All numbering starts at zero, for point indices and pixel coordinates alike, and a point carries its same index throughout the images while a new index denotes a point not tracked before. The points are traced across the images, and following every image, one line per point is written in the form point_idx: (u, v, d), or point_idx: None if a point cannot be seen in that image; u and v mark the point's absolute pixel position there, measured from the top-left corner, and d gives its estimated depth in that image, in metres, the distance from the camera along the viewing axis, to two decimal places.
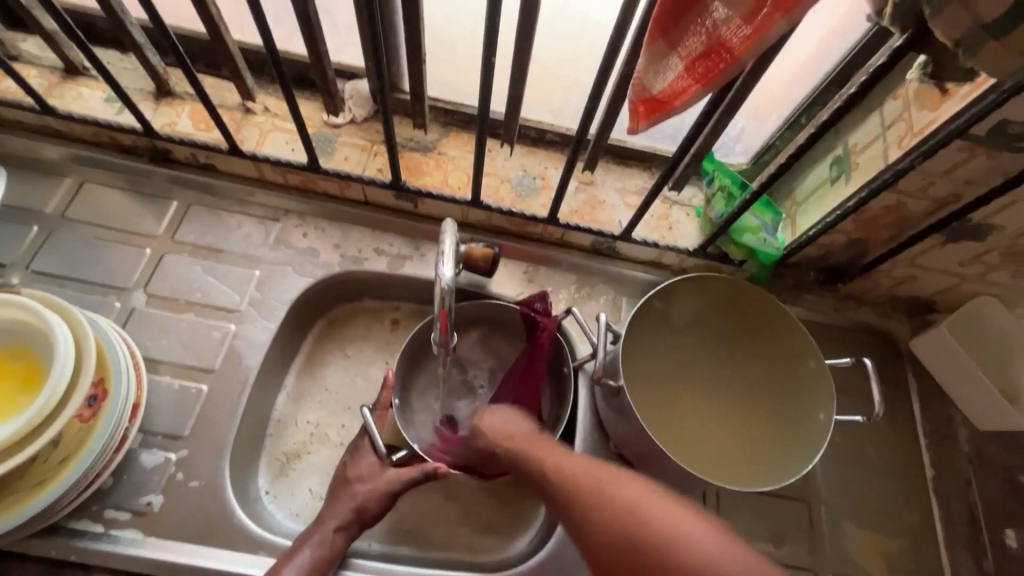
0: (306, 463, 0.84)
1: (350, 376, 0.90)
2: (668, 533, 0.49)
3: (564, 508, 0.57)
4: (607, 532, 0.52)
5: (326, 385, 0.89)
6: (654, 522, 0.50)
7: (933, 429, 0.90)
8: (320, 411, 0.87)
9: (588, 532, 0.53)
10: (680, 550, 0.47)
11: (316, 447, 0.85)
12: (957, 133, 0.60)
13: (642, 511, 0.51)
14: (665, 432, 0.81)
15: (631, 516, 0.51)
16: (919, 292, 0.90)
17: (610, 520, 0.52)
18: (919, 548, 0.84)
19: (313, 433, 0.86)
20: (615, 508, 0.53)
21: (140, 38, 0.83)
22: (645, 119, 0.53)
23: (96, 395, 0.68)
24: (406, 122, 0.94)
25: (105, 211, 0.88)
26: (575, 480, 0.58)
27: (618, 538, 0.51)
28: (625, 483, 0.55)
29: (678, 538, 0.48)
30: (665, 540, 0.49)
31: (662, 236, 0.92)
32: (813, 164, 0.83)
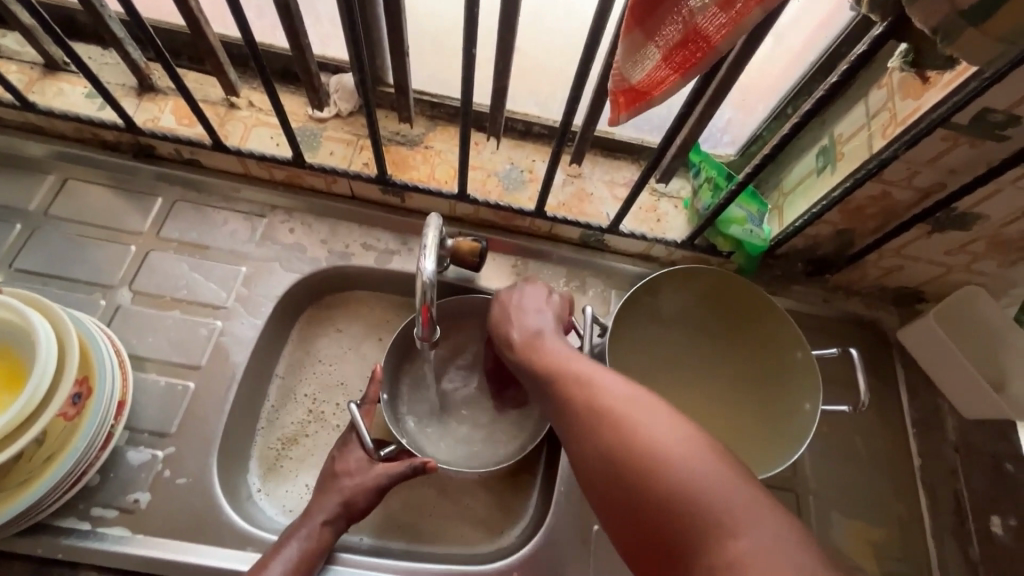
0: (305, 449, 0.85)
1: (342, 350, 0.91)
2: (659, 450, 0.48)
3: (563, 415, 0.57)
4: (599, 443, 0.52)
5: (319, 358, 0.90)
6: (647, 436, 0.49)
7: (921, 418, 0.90)
8: (314, 384, 0.89)
9: (581, 443, 0.54)
10: (669, 467, 0.47)
11: (314, 428, 0.86)
12: (939, 121, 0.60)
13: (636, 425, 0.51)
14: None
15: (624, 430, 0.51)
16: (907, 283, 0.91)
17: (604, 431, 0.52)
18: (906, 536, 0.84)
19: (309, 412, 0.87)
20: (610, 419, 0.52)
21: (120, 33, 0.82)
22: (626, 110, 0.53)
23: (80, 393, 0.67)
24: (392, 116, 0.94)
25: (89, 208, 0.88)
26: (576, 388, 0.57)
27: (608, 451, 0.51)
28: (624, 396, 0.54)
29: (668, 457, 0.48)
30: (654, 455, 0.48)
31: (650, 229, 0.92)
32: (801, 154, 0.83)
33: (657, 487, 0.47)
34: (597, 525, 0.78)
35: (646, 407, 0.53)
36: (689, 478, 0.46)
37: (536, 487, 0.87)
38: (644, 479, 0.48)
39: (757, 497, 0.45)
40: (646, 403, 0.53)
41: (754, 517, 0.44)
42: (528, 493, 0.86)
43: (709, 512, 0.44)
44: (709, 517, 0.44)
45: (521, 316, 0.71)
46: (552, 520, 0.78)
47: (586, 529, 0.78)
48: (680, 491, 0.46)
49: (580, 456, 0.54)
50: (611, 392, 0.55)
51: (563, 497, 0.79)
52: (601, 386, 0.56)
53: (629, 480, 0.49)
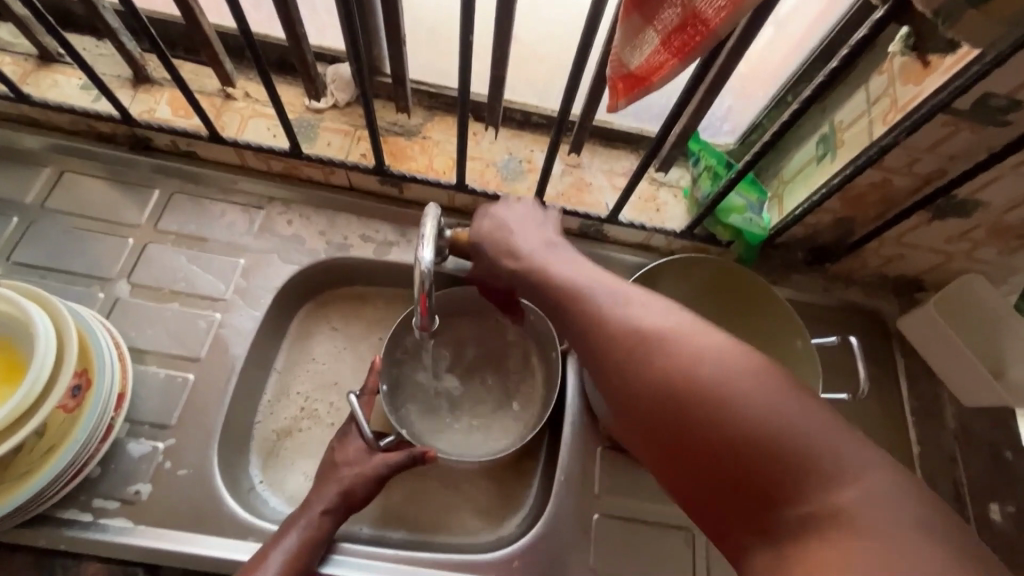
0: (299, 441, 0.84)
1: (339, 346, 0.91)
2: (733, 389, 0.44)
3: (614, 354, 0.51)
4: (664, 385, 0.47)
5: (315, 355, 0.90)
6: (722, 375, 0.45)
7: (921, 406, 0.90)
8: (309, 382, 0.88)
9: (641, 386, 0.48)
10: (749, 406, 0.43)
11: (308, 424, 0.85)
12: (940, 108, 0.60)
13: (705, 367, 0.46)
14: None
15: (689, 371, 0.46)
16: (907, 271, 0.90)
17: (671, 373, 0.47)
18: None
19: (304, 409, 0.86)
20: (676, 360, 0.47)
21: (114, 23, 0.81)
22: (624, 96, 0.53)
23: (80, 385, 0.68)
24: (390, 106, 0.93)
25: (86, 200, 0.87)
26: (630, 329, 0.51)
27: (676, 393, 0.46)
28: (683, 332, 0.49)
29: (743, 394, 0.44)
30: (728, 395, 0.44)
31: (649, 219, 0.91)
32: (801, 142, 0.82)
33: (733, 427, 0.43)
34: (597, 513, 0.79)
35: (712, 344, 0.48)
36: (770, 417, 0.42)
37: (536, 477, 0.87)
38: (722, 421, 0.44)
39: (843, 433, 0.42)
40: (712, 340, 0.48)
41: (834, 448, 0.41)
42: (528, 483, 0.87)
43: (794, 450, 0.41)
44: (800, 454, 0.41)
45: (518, 237, 0.70)
46: (552, 509, 0.78)
47: (586, 517, 0.78)
48: (764, 431, 0.42)
49: (640, 400, 0.48)
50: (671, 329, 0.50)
51: (563, 486, 0.79)
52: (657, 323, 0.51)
53: (703, 423, 0.44)
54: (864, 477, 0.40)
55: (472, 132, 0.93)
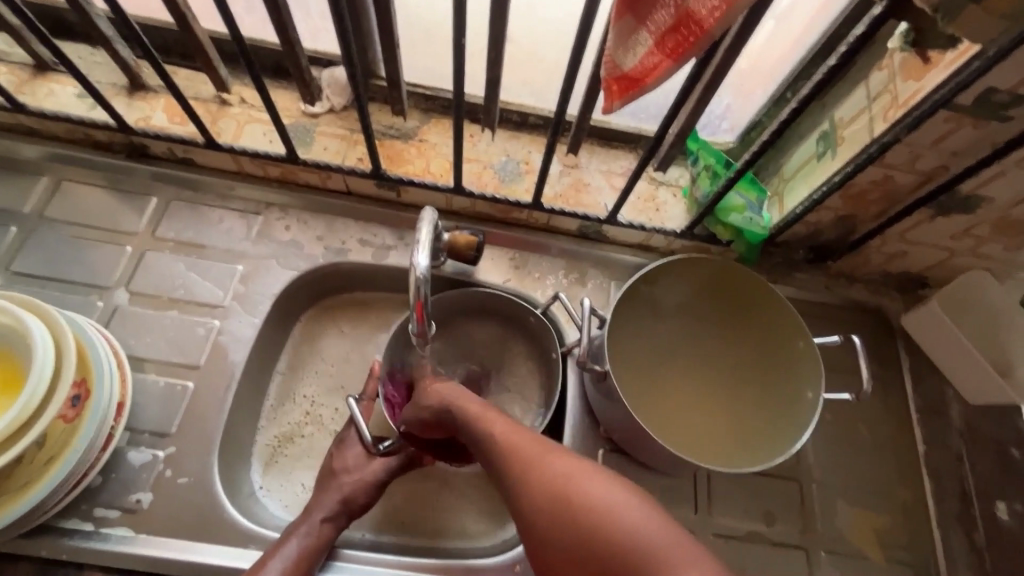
0: (299, 448, 0.85)
1: (346, 349, 0.91)
2: (597, 511, 0.48)
3: (506, 488, 0.55)
4: (543, 513, 0.50)
5: (323, 358, 0.90)
6: (590, 501, 0.48)
7: (926, 404, 0.89)
8: (316, 386, 0.88)
9: (529, 516, 0.51)
10: (610, 523, 0.46)
11: (310, 430, 0.86)
12: (941, 103, 0.59)
13: (570, 486, 0.50)
14: (665, 429, 0.80)
15: (566, 494, 0.50)
16: (911, 268, 0.89)
17: (550, 502, 0.50)
18: (911, 523, 0.84)
19: (308, 413, 0.87)
20: (553, 488, 0.51)
21: (108, 31, 0.81)
22: (619, 98, 0.51)
23: (79, 395, 0.68)
24: (386, 110, 0.92)
25: (84, 209, 0.87)
26: (515, 458, 0.55)
27: (554, 521, 0.49)
28: (558, 459, 0.53)
29: (604, 510, 0.47)
30: (591, 516, 0.47)
31: (649, 219, 0.90)
32: (801, 139, 0.81)
33: (600, 547, 0.46)
34: None
35: (581, 468, 0.51)
36: (628, 533, 0.46)
37: None
38: (592, 544, 0.47)
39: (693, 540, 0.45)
40: (583, 464, 0.52)
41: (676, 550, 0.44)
42: None
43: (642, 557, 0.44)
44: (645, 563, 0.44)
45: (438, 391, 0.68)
46: None
47: None
48: (624, 547, 0.45)
49: (531, 531, 0.51)
50: (550, 458, 0.53)
51: None
52: (536, 450, 0.55)
53: (581, 549, 0.47)
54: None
55: (469, 134, 0.93)
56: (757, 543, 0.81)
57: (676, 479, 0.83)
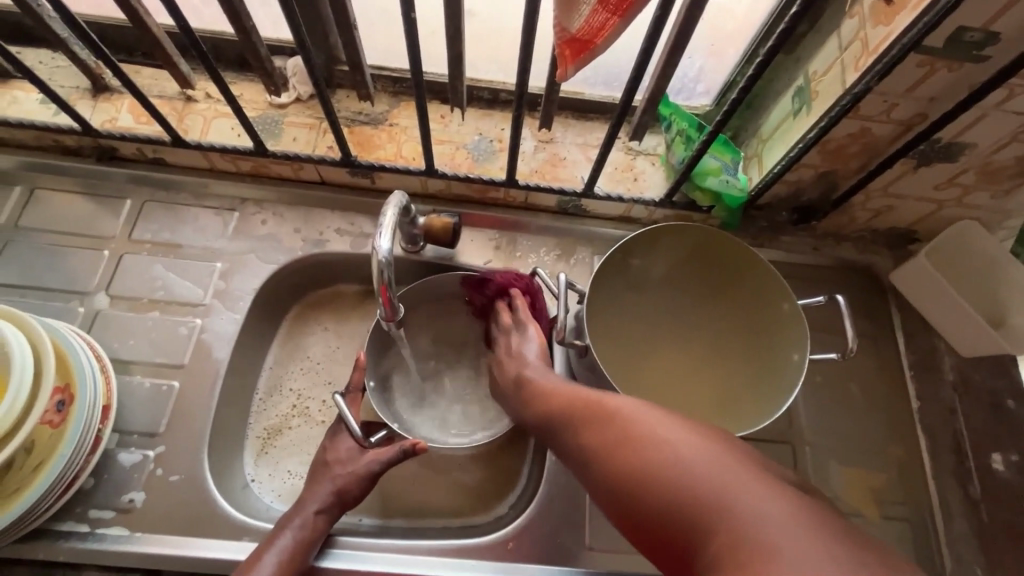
0: (289, 438, 0.86)
1: (332, 348, 0.91)
2: (661, 450, 0.46)
3: (571, 443, 0.56)
4: (608, 467, 0.49)
5: (309, 348, 0.91)
6: (647, 438, 0.48)
7: (917, 360, 0.89)
8: (304, 380, 0.89)
9: (586, 461, 0.52)
10: (673, 461, 0.45)
11: (298, 421, 0.87)
12: (911, 47, 0.57)
13: (631, 427, 0.50)
14: (660, 410, 0.78)
15: (625, 432, 0.50)
16: (898, 223, 0.88)
17: (607, 444, 0.50)
18: (906, 480, 0.83)
19: (295, 406, 0.87)
20: (614, 431, 0.51)
21: (63, 32, 0.80)
22: (573, 62, 0.51)
23: (63, 401, 0.68)
24: (354, 95, 0.91)
25: (60, 215, 0.87)
26: (581, 415, 0.56)
27: (617, 473, 0.48)
28: (623, 407, 0.53)
29: (666, 451, 0.46)
30: (653, 457, 0.46)
31: (627, 189, 0.89)
32: (776, 97, 0.79)
33: (653, 489, 0.45)
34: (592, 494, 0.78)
35: (650, 415, 0.50)
36: (688, 473, 0.43)
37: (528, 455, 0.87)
38: (652, 487, 0.45)
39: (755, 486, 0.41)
40: (643, 409, 0.51)
41: (732, 491, 0.41)
42: (522, 465, 0.87)
43: (695, 499, 0.42)
44: (697, 505, 0.42)
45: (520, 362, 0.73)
46: (546, 487, 0.78)
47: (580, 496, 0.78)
48: (679, 491, 0.43)
49: (591, 481, 0.52)
50: (614, 408, 0.53)
51: (555, 464, 0.79)
52: (605, 403, 0.55)
53: (639, 490, 0.46)
54: (777, 517, 0.39)
55: (440, 114, 0.91)
56: None
57: None
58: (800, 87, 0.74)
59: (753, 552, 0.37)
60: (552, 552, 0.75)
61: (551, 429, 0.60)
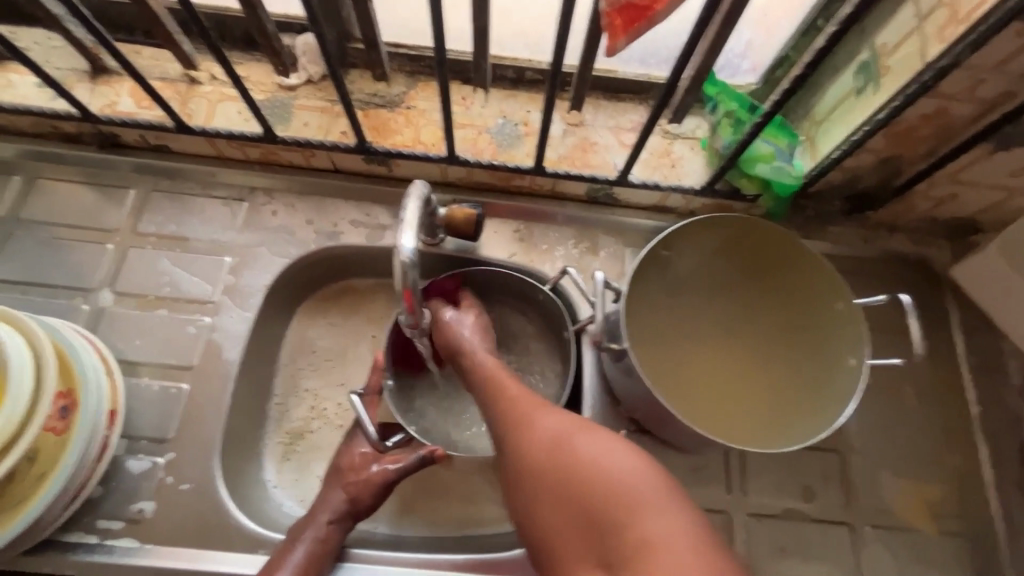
0: (311, 443, 0.81)
1: (340, 350, 0.86)
2: (581, 458, 0.51)
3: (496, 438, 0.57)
4: (530, 466, 0.53)
5: (320, 346, 0.86)
6: (570, 445, 0.52)
7: (979, 362, 0.82)
8: (319, 379, 0.84)
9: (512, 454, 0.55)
10: (598, 470, 0.49)
11: (319, 425, 0.82)
12: (1014, 14, 0.49)
13: (556, 433, 0.53)
14: (707, 420, 0.72)
15: (549, 435, 0.53)
16: (962, 212, 0.80)
17: (531, 445, 0.53)
18: (965, 492, 0.77)
19: (314, 408, 0.83)
20: (540, 435, 0.54)
21: (56, 10, 0.74)
22: (624, 33, 0.49)
23: (66, 406, 0.64)
24: (368, 76, 0.85)
25: (61, 207, 0.82)
26: (506, 408, 0.58)
27: (539, 471, 0.52)
28: (550, 412, 0.56)
29: (587, 458, 0.50)
30: (582, 464, 0.50)
31: (664, 176, 0.82)
32: (836, 73, 0.72)
33: (570, 490, 0.50)
34: None
35: (577, 423, 0.54)
36: (606, 478, 0.49)
37: None
38: (571, 488, 0.50)
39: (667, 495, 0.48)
40: (570, 417, 0.55)
41: (644, 499, 0.47)
42: None
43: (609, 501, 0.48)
44: (613, 507, 0.47)
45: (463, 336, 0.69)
46: None
47: None
48: (597, 494, 0.48)
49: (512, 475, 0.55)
50: (543, 413, 0.56)
51: None
52: (534, 404, 0.57)
53: (559, 496, 0.50)
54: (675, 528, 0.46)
55: (461, 96, 0.85)
56: (798, 521, 0.75)
57: (707, 458, 0.77)
58: (866, 61, 0.66)
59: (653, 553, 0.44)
60: None
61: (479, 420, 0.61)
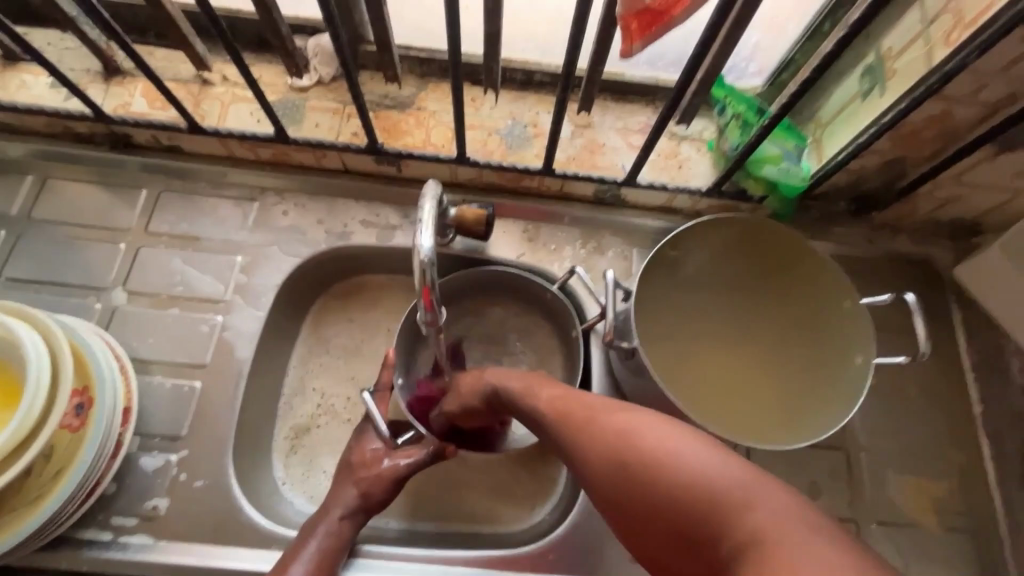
0: (316, 437, 0.82)
1: (353, 345, 0.87)
2: (656, 451, 0.42)
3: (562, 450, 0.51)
4: (602, 472, 0.45)
5: (330, 345, 0.87)
6: (643, 441, 0.43)
7: (982, 361, 0.83)
8: (324, 376, 0.85)
9: (578, 464, 0.47)
10: (670, 462, 0.41)
11: (325, 420, 0.83)
12: (1019, 19, 0.50)
13: (623, 430, 0.45)
14: (714, 416, 0.73)
15: (615, 433, 0.45)
16: (965, 214, 0.81)
17: (596, 449, 0.46)
18: (968, 490, 0.78)
19: (320, 406, 0.84)
20: (605, 437, 0.46)
21: (72, 11, 0.75)
22: (639, 37, 0.52)
23: (82, 404, 0.65)
24: (379, 78, 0.85)
25: (74, 207, 0.83)
26: (561, 417, 0.52)
27: (612, 477, 0.44)
28: (614, 410, 0.48)
29: (664, 450, 0.42)
30: (660, 459, 0.41)
31: (671, 177, 0.83)
32: (841, 77, 0.73)
33: (651, 493, 0.41)
34: None
35: (636, 415, 0.46)
36: (692, 474, 0.40)
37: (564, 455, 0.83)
38: (651, 492, 0.41)
39: (773, 489, 0.38)
40: (636, 411, 0.47)
41: (745, 493, 0.38)
42: (557, 469, 0.83)
43: (701, 501, 0.38)
44: (707, 506, 0.38)
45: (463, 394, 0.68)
46: (585, 496, 0.74)
47: None
48: (686, 494, 0.39)
49: (586, 487, 0.47)
50: (600, 412, 0.49)
51: None
52: (594, 407, 0.50)
53: (640, 503, 0.42)
54: (794, 524, 0.35)
55: (471, 98, 0.86)
56: None
57: None
58: (873, 65, 0.67)
59: (774, 558, 0.34)
60: (594, 566, 0.71)
61: (542, 434, 0.55)
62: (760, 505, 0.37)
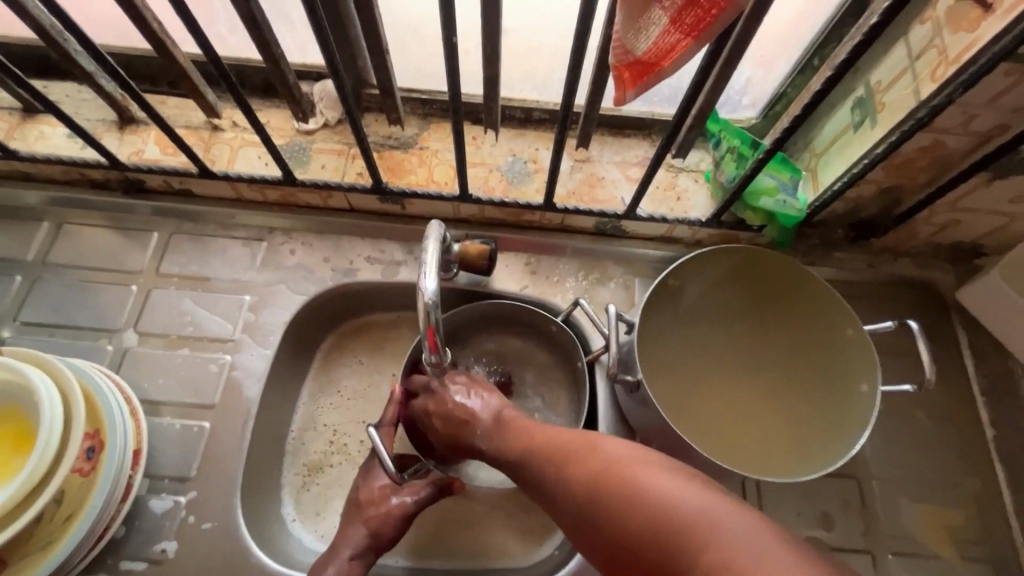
0: (330, 477, 0.82)
1: (364, 383, 0.88)
2: (636, 483, 0.49)
3: (544, 483, 0.57)
4: (587, 503, 0.51)
5: (342, 380, 0.88)
6: (625, 474, 0.50)
7: (991, 385, 0.82)
8: (338, 414, 0.85)
9: (562, 497, 0.54)
10: (652, 493, 0.47)
11: (339, 460, 0.83)
12: (1000, 57, 0.52)
13: (609, 463, 0.52)
14: (723, 450, 0.73)
15: (601, 468, 0.52)
16: (964, 238, 0.82)
17: (582, 481, 0.52)
18: (985, 517, 0.77)
19: (333, 442, 0.84)
20: (590, 471, 0.52)
21: (89, 66, 0.79)
22: (632, 85, 0.54)
23: (93, 447, 0.65)
24: (382, 120, 0.88)
25: (87, 251, 0.85)
26: (545, 452, 0.58)
27: (596, 507, 0.50)
28: (598, 445, 0.55)
29: (644, 482, 0.49)
30: (638, 490, 0.48)
31: (670, 210, 0.84)
32: (833, 108, 0.75)
33: (631, 520, 0.47)
34: None
35: (620, 451, 0.53)
36: (667, 502, 0.46)
37: None
38: (631, 519, 0.47)
39: (740, 515, 0.44)
40: (619, 446, 0.54)
41: (712, 519, 0.44)
42: None
43: (675, 526, 0.45)
44: (680, 531, 0.44)
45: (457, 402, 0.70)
46: None
47: None
48: (662, 519, 0.46)
49: (568, 518, 0.53)
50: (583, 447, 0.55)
51: None
52: (577, 442, 0.56)
53: (620, 529, 0.48)
54: (753, 546, 0.42)
55: (472, 136, 0.88)
56: (817, 550, 0.75)
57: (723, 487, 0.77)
58: (863, 96, 0.69)
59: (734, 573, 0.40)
60: None
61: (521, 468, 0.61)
62: (727, 529, 0.43)
